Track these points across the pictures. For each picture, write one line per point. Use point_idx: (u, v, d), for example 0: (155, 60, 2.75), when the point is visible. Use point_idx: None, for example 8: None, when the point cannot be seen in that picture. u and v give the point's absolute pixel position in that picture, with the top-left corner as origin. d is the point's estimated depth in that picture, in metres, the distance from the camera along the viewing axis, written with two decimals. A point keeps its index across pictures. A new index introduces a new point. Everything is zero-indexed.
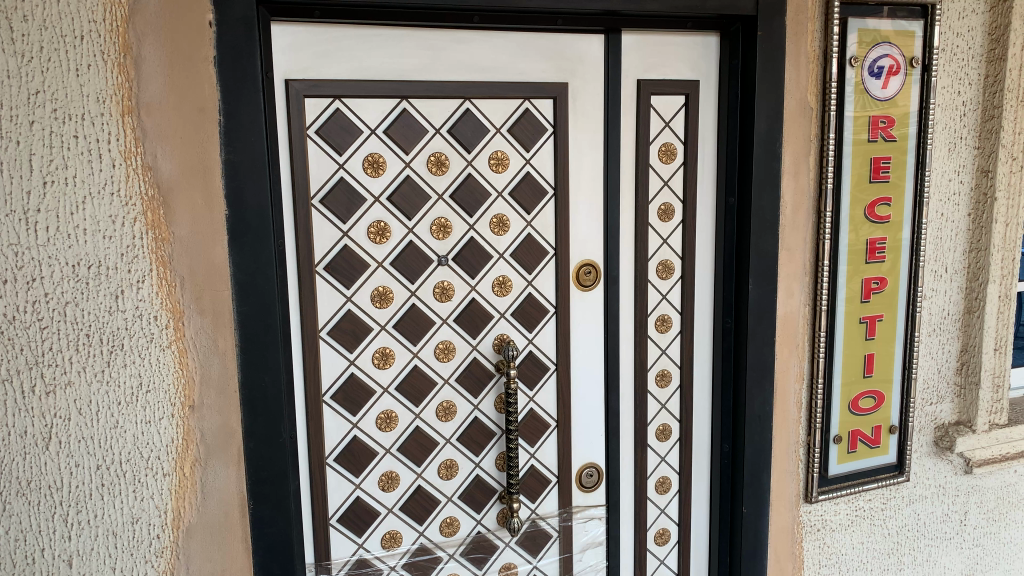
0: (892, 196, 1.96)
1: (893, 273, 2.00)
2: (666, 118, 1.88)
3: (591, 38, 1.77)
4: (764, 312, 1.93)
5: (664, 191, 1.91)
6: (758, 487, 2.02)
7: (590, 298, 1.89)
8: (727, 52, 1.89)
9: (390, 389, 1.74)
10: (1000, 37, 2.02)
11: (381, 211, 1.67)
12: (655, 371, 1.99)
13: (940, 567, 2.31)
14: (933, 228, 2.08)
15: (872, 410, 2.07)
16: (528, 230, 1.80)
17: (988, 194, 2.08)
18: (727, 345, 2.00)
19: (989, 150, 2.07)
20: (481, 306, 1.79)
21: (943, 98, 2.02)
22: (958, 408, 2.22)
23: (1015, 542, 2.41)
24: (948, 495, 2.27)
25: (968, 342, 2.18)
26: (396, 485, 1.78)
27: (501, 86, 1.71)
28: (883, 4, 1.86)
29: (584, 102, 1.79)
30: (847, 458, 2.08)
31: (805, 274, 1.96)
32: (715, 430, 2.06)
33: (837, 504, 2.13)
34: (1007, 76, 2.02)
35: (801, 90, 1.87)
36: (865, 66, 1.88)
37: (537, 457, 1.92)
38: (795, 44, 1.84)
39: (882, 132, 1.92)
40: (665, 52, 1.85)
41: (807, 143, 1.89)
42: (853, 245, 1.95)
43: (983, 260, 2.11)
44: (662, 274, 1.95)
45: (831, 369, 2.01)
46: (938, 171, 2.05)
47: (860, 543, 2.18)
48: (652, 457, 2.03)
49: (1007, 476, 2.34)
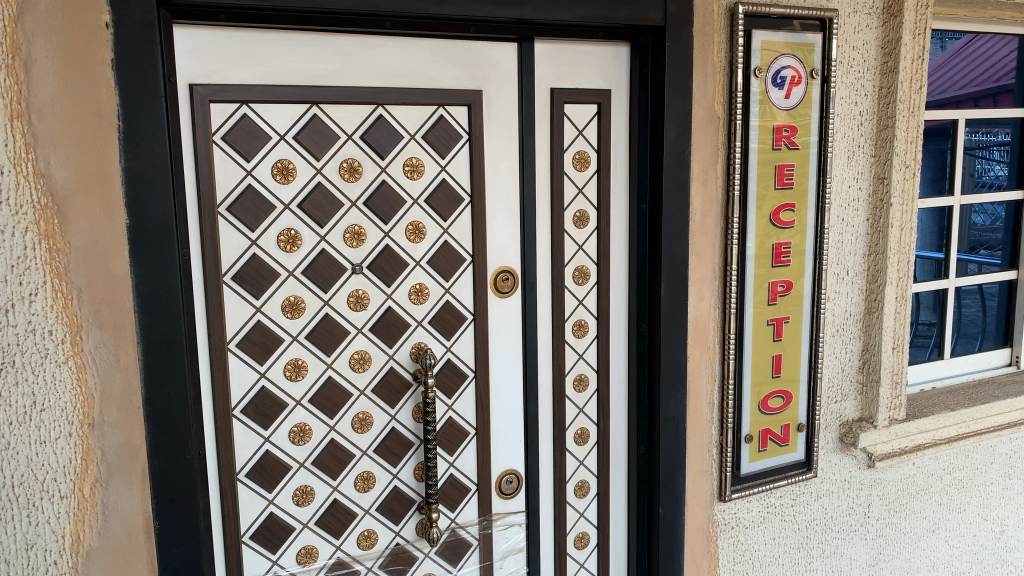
0: (796, 202, 2.03)
1: (797, 276, 2.08)
2: (580, 126, 1.90)
3: (504, 46, 1.78)
4: (676, 315, 1.98)
5: (579, 199, 1.93)
6: (674, 487, 2.06)
7: (508, 305, 1.89)
8: (637, 62, 1.93)
9: (303, 402, 1.70)
10: (892, 50, 2.13)
11: (292, 219, 1.63)
12: (572, 375, 2.00)
13: (847, 559, 2.40)
14: (835, 232, 2.17)
15: (781, 410, 2.15)
16: (444, 237, 1.79)
17: (885, 200, 2.18)
18: (642, 349, 2.03)
19: (885, 157, 2.17)
20: (397, 314, 1.77)
21: (842, 108, 2.11)
22: (860, 405, 2.32)
23: (915, 532, 2.53)
24: (852, 490, 2.36)
25: (869, 341, 2.28)
26: (311, 499, 1.74)
27: (414, 92, 1.70)
28: (795, 17, 1.95)
29: (497, 109, 1.80)
30: (758, 457, 2.14)
31: (715, 278, 2.02)
32: (631, 432, 2.10)
33: (749, 502, 2.19)
34: (899, 88, 2.13)
35: (708, 99, 1.92)
36: (768, 77, 1.95)
37: (456, 466, 1.91)
38: (702, 54, 1.90)
39: (786, 140, 1.99)
40: (577, 61, 1.87)
41: (715, 151, 1.95)
42: (759, 250, 2.02)
43: (881, 263, 2.22)
44: (578, 280, 1.96)
45: (741, 370, 2.07)
46: (838, 177, 2.14)
47: (772, 538, 2.25)
48: (571, 461, 2.05)
49: (907, 469, 2.45)
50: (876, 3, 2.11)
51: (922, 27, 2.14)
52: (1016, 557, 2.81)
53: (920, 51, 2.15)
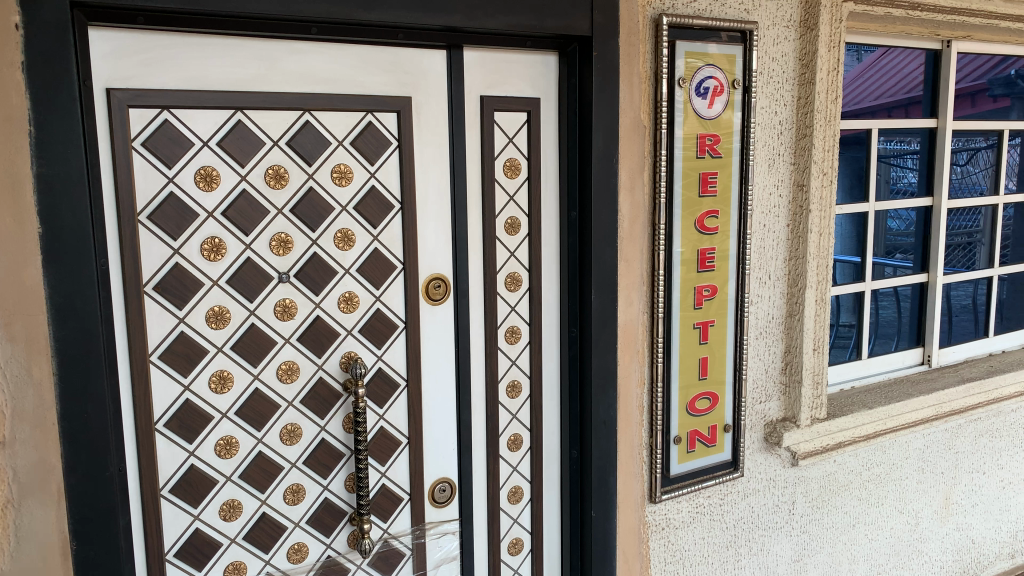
0: (719, 209, 2.10)
1: (721, 281, 2.14)
2: (509, 134, 1.91)
3: (433, 54, 1.78)
4: (606, 320, 2.00)
5: (510, 206, 1.94)
6: (605, 490, 2.08)
7: (440, 313, 1.88)
8: (565, 70, 1.95)
9: (228, 414, 1.66)
10: (809, 62, 2.21)
11: (216, 227, 1.59)
12: (505, 382, 2.01)
13: (773, 555, 2.47)
14: (757, 238, 2.23)
15: (707, 411, 2.20)
16: (374, 244, 1.78)
17: (804, 206, 2.26)
18: (573, 354, 2.06)
19: (804, 165, 2.25)
20: (326, 323, 1.74)
21: (762, 117, 2.18)
22: (783, 406, 2.40)
23: (836, 527, 2.62)
24: (777, 488, 2.43)
25: (791, 344, 2.35)
26: (239, 513, 1.70)
27: (342, 98, 1.68)
28: (722, 30, 2.03)
29: (427, 116, 1.79)
30: (686, 458, 2.19)
31: (643, 283, 2.06)
32: (564, 437, 2.11)
33: (679, 502, 2.23)
34: (816, 98, 2.21)
35: (634, 108, 1.96)
36: (692, 87, 2.00)
37: (388, 476, 1.89)
38: (628, 65, 1.94)
39: (709, 148, 2.05)
40: (506, 69, 1.88)
41: (641, 159, 1.99)
42: (685, 255, 2.07)
43: (801, 268, 2.29)
44: (510, 286, 1.97)
45: (670, 373, 2.12)
46: (760, 185, 2.21)
47: (701, 538, 2.29)
48: (504, 468, 2.05)
49: (829, 466, 2.54)
50: (793, 16, 2.19)
51: (837, 41, 2.23)
52: (931, 547, 2.94)
53: (835, 63, 2.23)
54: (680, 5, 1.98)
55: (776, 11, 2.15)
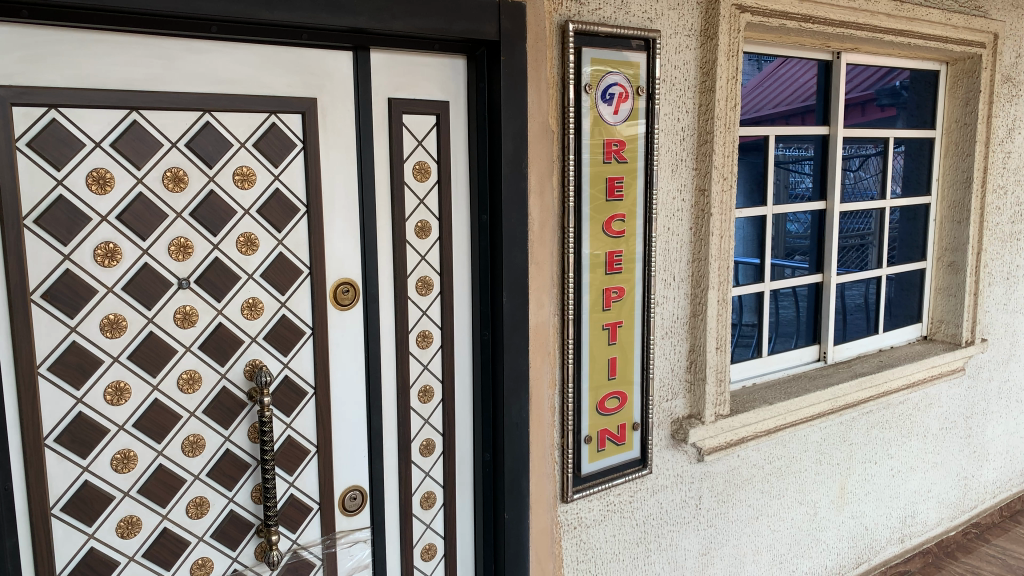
0: (625, 213, 2.15)
1: (628, 283, 2.19)
2: (418, 137, 1.90)
3: (339, 55, 1.76)
4: (517, 323, 2.02)
5: (420, 209, 1.93)
6: (518, 492, 2.09)
7: (348, 318, 1.85)
8: (473, 74, 1.96)
9: (126, 427, 1.59)
10: (709, 71, 2.29)
11: (110, 231, 1.52)
12: (417, 387, 1.99)
13: (681, 550, 2.53)
14: (662, 241, 2.30)
15: (617, 410, 2.25)
16: (279, 248, 1.74)
17: (705, 210, 2.34)
18: (485, 357, 2.06)
19: (705, 170, 2.33)
20: (229, 330, 1.69)
21: (666, 124, 2.24)
22: (689, 403, 2.47)
23: (740, 520, 2.71)
24: (684, 484, 2.50)
25: (695, 343, 2.43)
26: (138, 530, 1.63)
27: (244, 99, 1.64)
28: (630, 38, 2.10)
29: (333, 118, 1.77)
30: (597, 457, 2.23)
31: (553, 286, 2.09)
32: (476, 440, 2.11)
33: (590, 501, 2.26)
34: (717, 105, 2.29)
35: (543, 113, 1.99)
36: (597, 93, 2.05)
37: (296, 486, 1.84)
38: (536, 70, 1.96)
39: (615, 154, 2.10)
40: (414, 72, 1.87)
41: (550, 163, 2.02)
42: (594, 257, 2.11)
43: (703, 270, 2.37)
44: (421, 290, 1.96)
45: (580, 374, 2.15)
46: (664, 190, 2.27)
47: (612, 535, 2.33)
48: (416, 474, 2.03)
49: (733, 461, 2.63)
50: (694, 25, 2.26)
51: (735, 50, 2.32)
52: (829, 536, 3.08)
53: (733, 72, 2.32)
54: (585, 12, 2.03)
55: (677, 20, 2.22)
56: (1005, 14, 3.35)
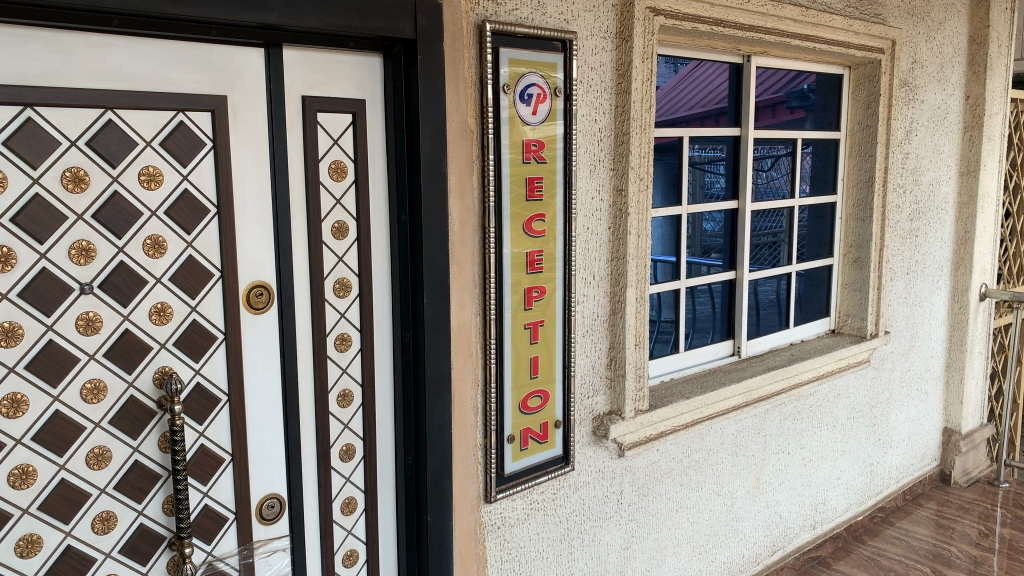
0: (545, 213, 2.16)
1: (549, 282, 2.21)
2: (334, 135, 1.87)
3: (249, 51, 1.71)
4: (438, 324, 2.01)
5: (337, 210, 1.89)
6: (441, 494, 2.08)
7: (263, 322, 1.80)
8: (389, 72, 1.94)
9: (24, 440, 1.51)
10: (625, 73, 2.33)
11: (4, 234, 1.44)
12: (336, 392, 1.95)
13: (604, 545, 2.56)
14: (582, 240, 2.32)
15: (539, 409, 2.26)
16: (189, 251, 1.68)
17: (623, 209, 2.38)
18: (406, 359, 2.04)
19: (622, 170, 2.37)
20: (137, 336, 1.63)
21: (584, 124, 2.27)
22: (609, 399, 2.50)
23: (660, 513, 2.76)
24: (606, 479, 2.53)
25: (615, 340, 2.47)
26: (38, 549, 1.55)
27: (149, 96, 1.58)
28: (547, 40, 2.11)
29: (244, 115, 1.71)
30: (520, 455, 2.24)
31: (475, 287, 2.08)
32: (398, 442, 2.09)
33: (513, 500, 2.26)
34: (632, 107, 2.33)
35: (461, 112, 1.99)
36: (516, 93, 2.06)
37: (210, 495, 1.78)
38: (454, 69, 1.96)
39: (534, 154, 2.12)
40: (328, 69, 1.84)
41: (470, 163, 2.02)
42: (515, 257, 2.12)
43: (621, 268, 2.41)
44: (339, 292, 1.92)
45: (502, 374, 2.15)
46: (583, 190, 2.29)
47: (536, 533, 2.34)
48: (336, 479, 1.99)
49: (652, 455, 2.68)
50: (610, 28, 2.30)
51: (649, 52, 2.36)
52: (745, 525, 3.17)
53: (648, 74, 2.37)
54: (502, 12, 2.03)
55: (594, 22, 2.24)
56: (901, 21, 3.52)
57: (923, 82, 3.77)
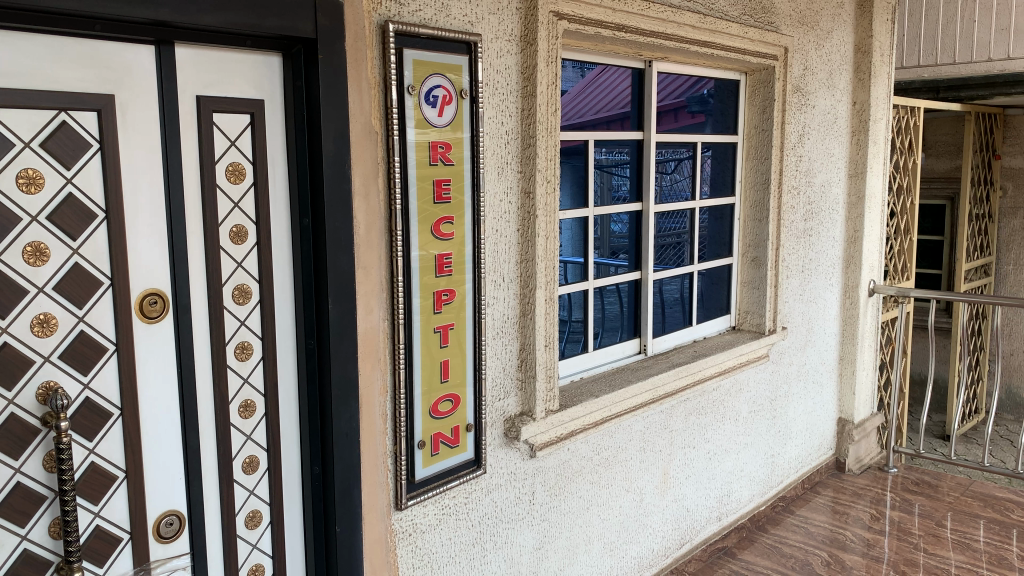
0: (453, 215, 2.15)
1: (459, 285, 2.20)
2: (231, 137, 1.80)
3: (139, 49, 1.63)
4: (343, 330, 1.97)
5: (235, 214, 1.82)
6: (349, 503, 2.04)
7: (157, 332, 1.72)
8: (289, 71, 1.89)
9: None
10: (530, 76, 2.34)
11: None
12: (237, 402, 1.89)
13: (517, 546, 2.57)
14: (491, 242, 2.32)
15: (450, 413, 2.24)
16: (75, 258, 1.58)
17: (531, 212, 2.39)
18: (311, 366, 1.99)
19: (529, 172, 2.38)
20: (18, 350, 1.53)
21: (490, 126, 2.27)
22: (521, 401, 2.51)
23: (572, 511, 2.79)
24: (518, 480, 2.54)
25: (525, 342, 2.48)
26: None
27: (29, 94, 1.49)
28: (451, 41, 2.10)
29: (134, 116, 1.63)
30: (431, 461, 2.21)
31: (382, 291, 2.05)
32: (304, 452, 2.04)
33: (424, 507, 2.24)
34: (538, 110, 2.35)
35: (364, 114, 1.95)
36: (421, 94, 2.04)
37: (102, 515, 1.69)
38: (356, 70, 1.92)
39: (441, 156, 2.10)
40: (225, 69, 1.78)
41: (375, 165, 1.99)
42: (423, 260, 2.10)
43: (531, 270, 2.42)
44: (239, 299, 1.86)
45: (411, 379, 2.13)
46: (491, 192, 2.29)
47: (447, 538, 2.32)
48: (239, 493, 1.92)
49: (563, 455, 2.71)
50: (514, 31, 2.30)
51: (553, 56, 2.39)
52: (654, 520, 3.23)
53: (552, 77, 2.40)
54: (406, 13, 2.01)
55: (499, 24, 2.25)
56: (793, 30, 3.68)
57: (814, 88, 3.94)
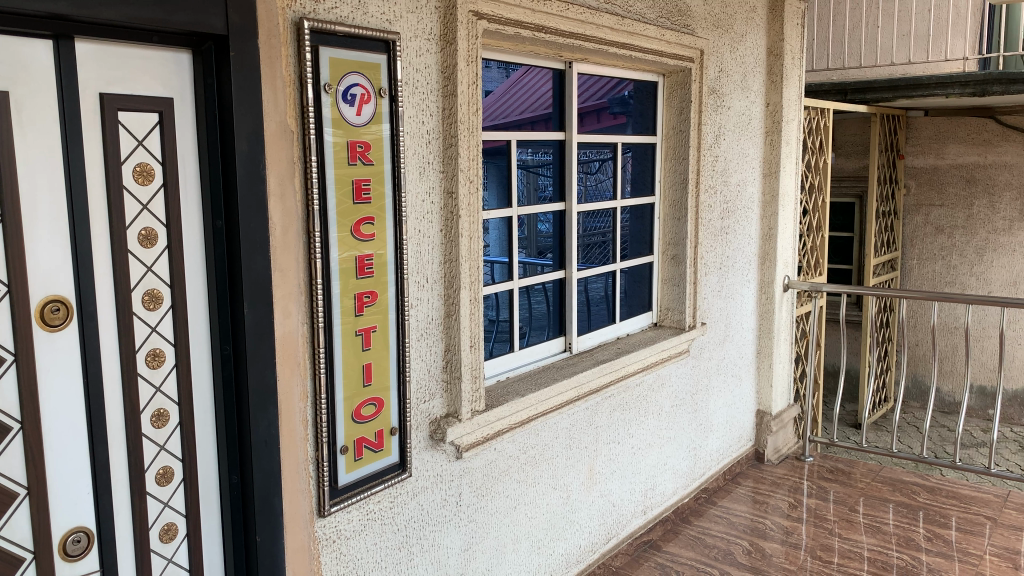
0: (374, 215, 2.12)
1: (381, 287, 2.17)
2: (139, 137, 1.73)
3: (36, 44, 1.56)
4: (259, 334, 1.92)
5: (144, 216, 1.75)
6: (270, 511, 1.99)
7: (60, 340, 1.64)
8: (200, 69, 1.83)
9: None
10: (451, 75, 2.33)
11: None
12: (149, 412, 1.81)
13: (444, 548, 2.55)
14: (413, 243, 2.30)
15: (373, 417, 2.21)
16: None
17: (454, 212, 2.38)
18: (227, 373, 1.93)
19: (452, 172, 2.37)
20: None
21: (411, 126, 2.25)
22: (446, 402, 2.49)
23: (499, 511, 2.79)
24: (443, 483, 2.52)
25: (450, 343, 2.46)
26: None
27: None
28: (369, 39, 2.07)
29: (31, 114, 1.56)
30: (354, 466, 2.17)
31: (300, 294, 2.00)
32: (222, 462, 1.98)
33: (348, 512, 2.19)
34: (459, 110, 2.34)
35: (279, 112, 1.90)
36: (338, 92, 2.01)
37: (3, 535, 1.60)
38: (270, 67, 1.87)
39: (360, 156, 2.07)
40: (131, 65, 1.71)
41: (291, 165, 1.94)
42: (343, 262, 2.06)
43: (454, 270, 2.41)
44: (149, 305, 1.78)
45: (333, 383, 2.09)
46: (412, 192, 2.27)
47: (373, 544, 2.28)
48: (153, 506, 1.85)
49: (489, 455, 2.71)
50: (433, 30, 2.29)
51: (473, 56, 2.39)
52: (581, 516, 3.26)
53: (472, 77, 2.39)
54: (321, 10, 1.97)
55: (417, 23, 2.23)
56: (708, 32, 3.77)
57: (729, 90, 4.05)
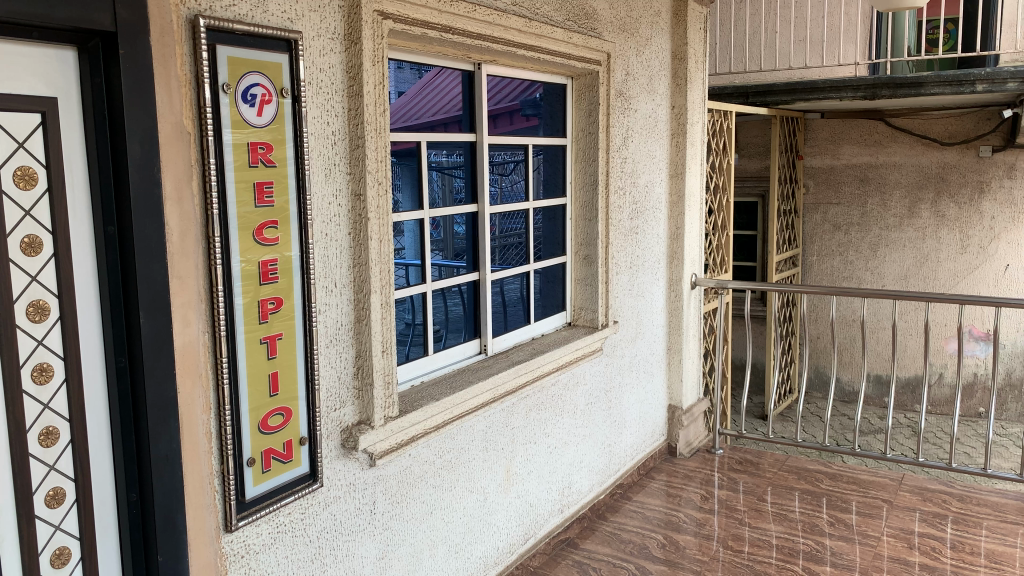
0: (278, 219, 2.06)
1: (286, 293, 2.11)
2: (19, 138, 1.63)
3: None
4: (157, 345, 1.83)
5: (27, 223, 1.65)
6: (172, 529, 1.91)
7: None
8: (86, 67, 1.73)
9: None
10: (356, 75, 2.29)
11: None
12: (37, 431, 1.71)
13: (358, 558, 2.50)
14: (320, 248, 2.24)
15: (281, 427, 2.15)
16: None
17: (362, 215, 2.34)
18: (122, 387, 1.84)
19: (359, 175, 2.32)
20: None
21: (315, 127, 2.19)
22: (358, 410, 2.44)
23: (414, 517, 2.75)
24: (356, 491, 2.47)
25: (361, 348, 2.42)
26: None
27: None
28: (269, 38, 2.01)
29: None
30: (261, 479, 2.10)
31: (200, 302, 1.93)
32: (119, 480, 1.88)
33: (257, 526, 2.12)
34: (365, 111, 2.30)
35: (175, 113, 1.82)
36: (237, 93, 1.94)
37: None
38: (164, 66, 1.79)
39: (261, 157, 2.01)
40: (9, 63, 1.61)
41: (188, 167, 1.86)
42: (246, 268, 2.00)
43: (364, 274, 2.37)
44: (34, 317, 1.68)
45: (238, 393, 2.01)
46: (318, 195, 2.22)
47: (284, 557, 2.21)
48: (43, 529, 1.74)
49: (403, 461, 2.67)
50: (337, 29, 2.24)
51: (379, 56, 2.36)
52: (498, 518, 3.26)
53: (379, 77, 2.36)
54: (218, 8, 1.90)
55: (320, 22, 2.18)
56: (614, 36, 3.83)
57: (636, 93, 4.13)
